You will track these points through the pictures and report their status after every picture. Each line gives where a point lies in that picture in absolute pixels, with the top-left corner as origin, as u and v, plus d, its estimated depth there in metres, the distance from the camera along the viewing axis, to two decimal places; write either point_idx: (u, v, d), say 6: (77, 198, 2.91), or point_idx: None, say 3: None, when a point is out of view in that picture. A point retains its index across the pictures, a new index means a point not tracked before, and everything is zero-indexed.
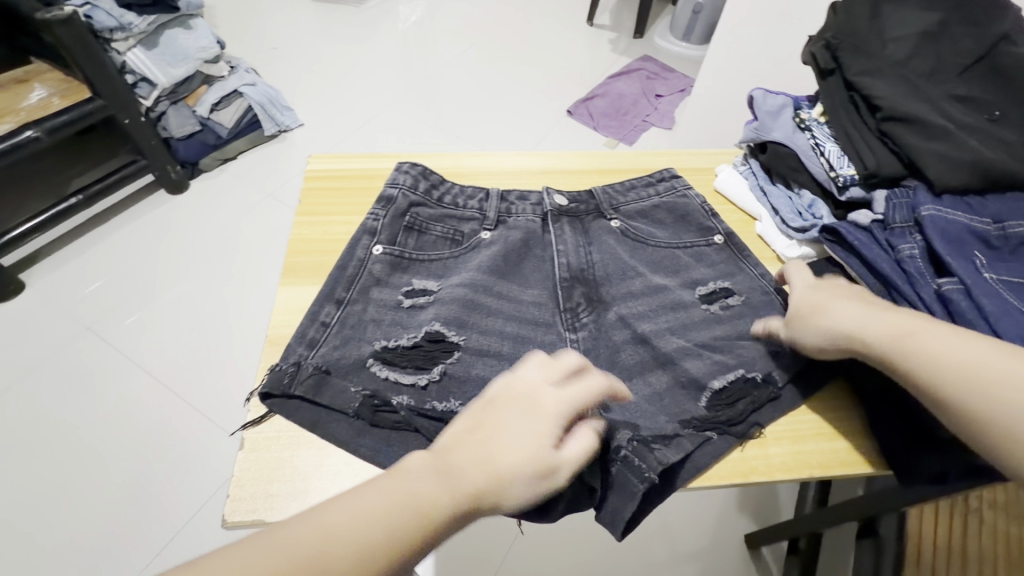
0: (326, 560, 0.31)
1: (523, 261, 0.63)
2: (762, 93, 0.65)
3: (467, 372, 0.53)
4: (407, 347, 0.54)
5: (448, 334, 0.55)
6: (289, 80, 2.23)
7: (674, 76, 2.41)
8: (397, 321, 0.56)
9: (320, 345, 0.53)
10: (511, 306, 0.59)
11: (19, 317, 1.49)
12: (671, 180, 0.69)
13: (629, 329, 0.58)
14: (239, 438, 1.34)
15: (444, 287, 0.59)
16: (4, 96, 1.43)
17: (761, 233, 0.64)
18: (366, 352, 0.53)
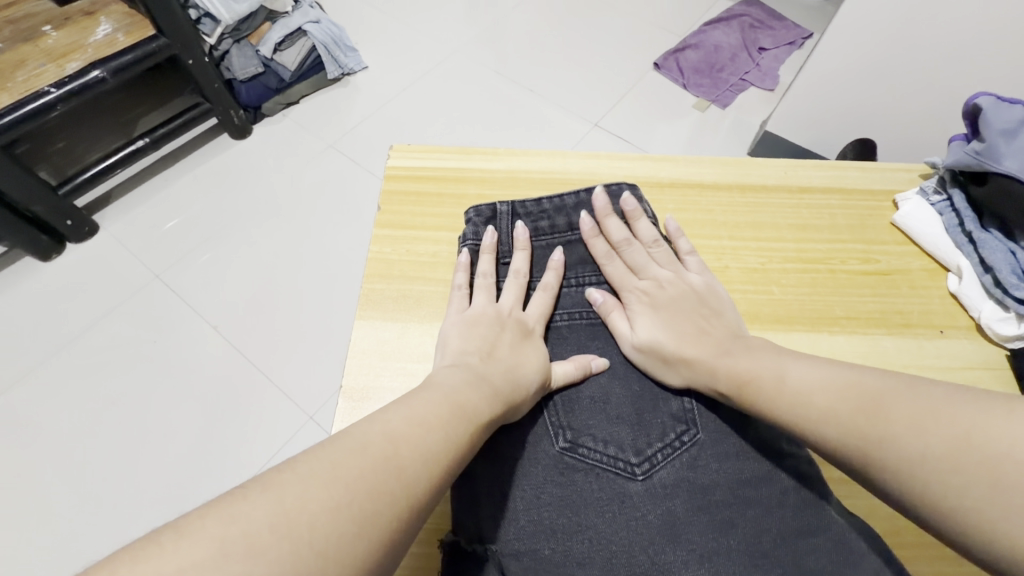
0: (301, 525, 0.29)
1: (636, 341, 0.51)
2: (995, 100, 0.48)
3: (647, 511, 0.44)
4: (578, 495, 0.45)
5: (620, 469, 0.46)
6: (353, 17, 2.07)
7: (782, 24, 2.08)
8: (550, 469, 0.46)
9: (492, 524, 0.45)
10: (648, 406, 0.49)
11: (96, 259, 1.53)
12: (508, 215, 0.54)
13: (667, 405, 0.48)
14: (297, 400, 1.35)
15: (576, 412, 0.48)
16: (71, 30, 1.37)
17: (955, 291, 0.49)
18: (534, 500, 0.45)
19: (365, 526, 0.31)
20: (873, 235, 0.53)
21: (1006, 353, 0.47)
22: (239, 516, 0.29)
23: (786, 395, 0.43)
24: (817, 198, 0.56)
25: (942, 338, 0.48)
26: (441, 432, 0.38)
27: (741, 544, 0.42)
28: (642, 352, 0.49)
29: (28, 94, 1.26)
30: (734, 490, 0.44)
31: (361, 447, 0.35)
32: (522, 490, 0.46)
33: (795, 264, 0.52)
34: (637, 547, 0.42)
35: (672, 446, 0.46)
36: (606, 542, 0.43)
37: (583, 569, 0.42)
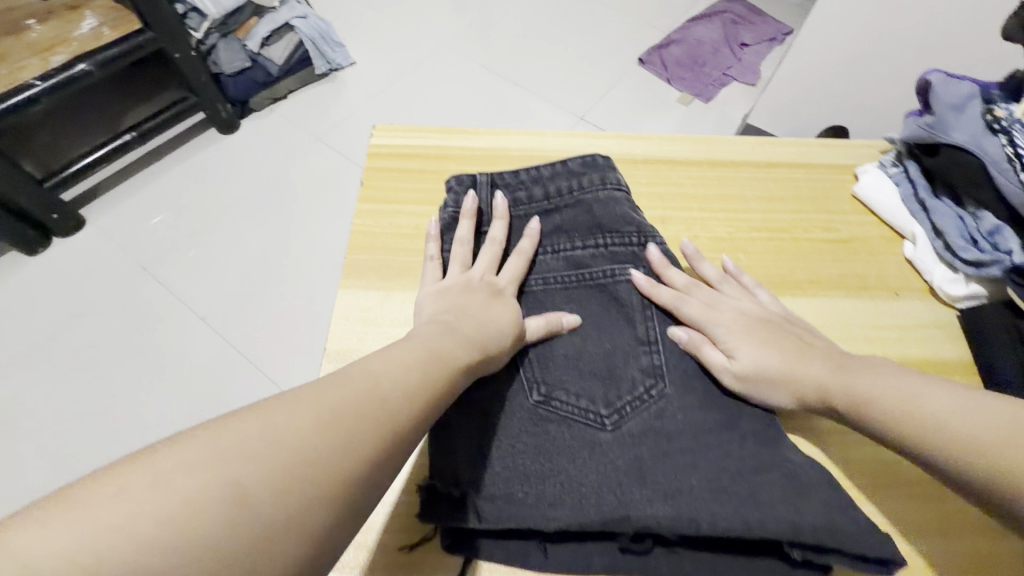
0: (288, 455, 0.31)
1: (609, 300, 0.52)
2: (943, 75, 0.50)
3: (616, 456, 0.45)
4: (551, 443, 0.46)
5: (591, 420, 0.47)
6: (340, 13, 2.08)
7: (763, 21, 2.12)
8: (524, 420, 0.47)
9: (466, 469, 0.45)
10: (618, 360, 0.50)
11: (82, 253, 1.53)
12: (487, 182, 0.56)
13: (637, 359, 0.50)
14: (286, 391, 1.36)
15: (550, 366, 0.50)
16: (55, 23, 1.36)
17: (911, 258, 0.52)
18: (507, 448, 0.46)
19: (347, 457, 0.33)
20: (835, 206, 0.57)
21: (958, 313, 0.50)
22: (221, 448, 0.30)
23: (912, 419, 0.41)
24: (783, 171, 0.59)
25: (898, 301, 0.51)
26: (420, 377, 0.39)
27: (705, 482, 0.43)
28: (741, 378, 0.46)
29: (12, 87, 1.25)
30: (701, 437, 0.46)
31: (339, 390, 0.35)
32: (497, 438, 0.46)
33: (761, 233, 0.55)
34: (607, 490, 0.44)
35: (641, 398, 0.48)
36: (577, 485, 0.44)
37: (555, 509, 0.43)
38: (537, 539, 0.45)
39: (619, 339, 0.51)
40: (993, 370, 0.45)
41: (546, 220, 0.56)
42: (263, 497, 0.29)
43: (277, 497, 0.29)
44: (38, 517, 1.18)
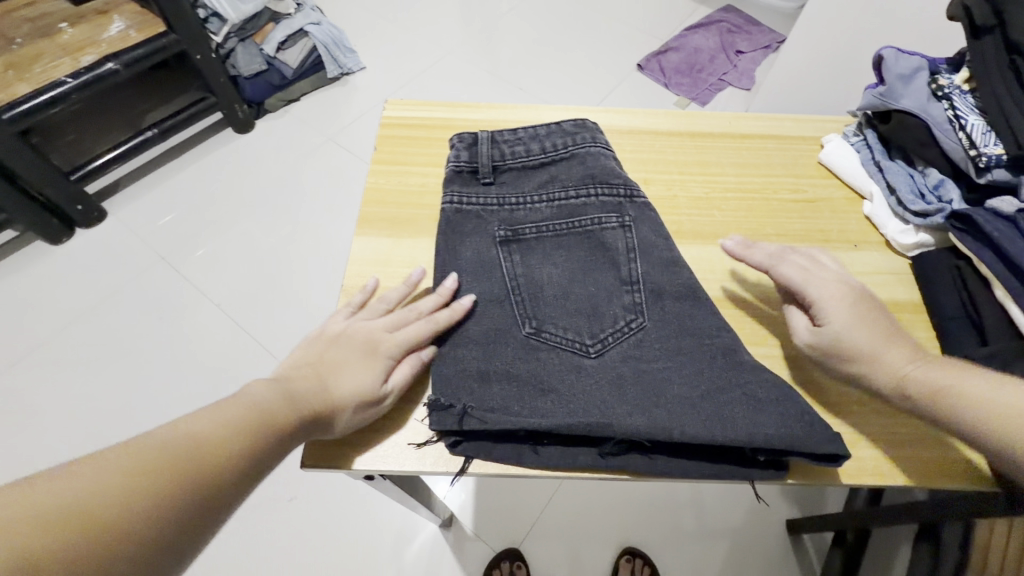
0: (78, 516, 0.32)
1: (595, 242, 0.59)
2: (895, 52, 0.61)
3: (599, 377, 0.52)
4: (540, 368, 0.52)
5: (578, 348, 0.53)
6: (352, 20, 2.18)
7: (758, 30, 2.20)
8: (516, 349, 0.53)
9: (466, 385, 0.51)
10: (601, 296, 0.56)
11: (104, 243, 1.60)
12: (488, 139, 0.64)
13: (619, 296, 0.56)
14: None
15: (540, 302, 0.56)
16: (86, 26, 1.44)
17: (868, 214, 0.62)
18: (500, 371, 0.52)
19: (143, 510, 0.34)
20: (804, 170, 0.67)
21: (908, 260, 0.60)
22: (83, 476, 0.34)
23: (999, 415, 0.43)
24: (755, 142, 0.68)
25: (858, 251, 0.61)
26: (252, 428, 0.41)
27: (679, 398, 0.49)
28: (820, 339, 0.50)
29: (45, 84, 1.32)
30: (679, 361, 0.52)
31: (193, 429, 0.39)
32: (501, 361, 0.53)
33: (735, 194, 0.64)
34: (594, 400, 0.50)
35: (621, 331, 0.54)
36: (566, 401, 0.50)
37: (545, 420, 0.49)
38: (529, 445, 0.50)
39: (605, 284, 0.57)
40: (937, 305, 0.55)
41: (541, 177, 0.62)
42: (115, 517, 0.33)
43: (121, 522, 0.33)
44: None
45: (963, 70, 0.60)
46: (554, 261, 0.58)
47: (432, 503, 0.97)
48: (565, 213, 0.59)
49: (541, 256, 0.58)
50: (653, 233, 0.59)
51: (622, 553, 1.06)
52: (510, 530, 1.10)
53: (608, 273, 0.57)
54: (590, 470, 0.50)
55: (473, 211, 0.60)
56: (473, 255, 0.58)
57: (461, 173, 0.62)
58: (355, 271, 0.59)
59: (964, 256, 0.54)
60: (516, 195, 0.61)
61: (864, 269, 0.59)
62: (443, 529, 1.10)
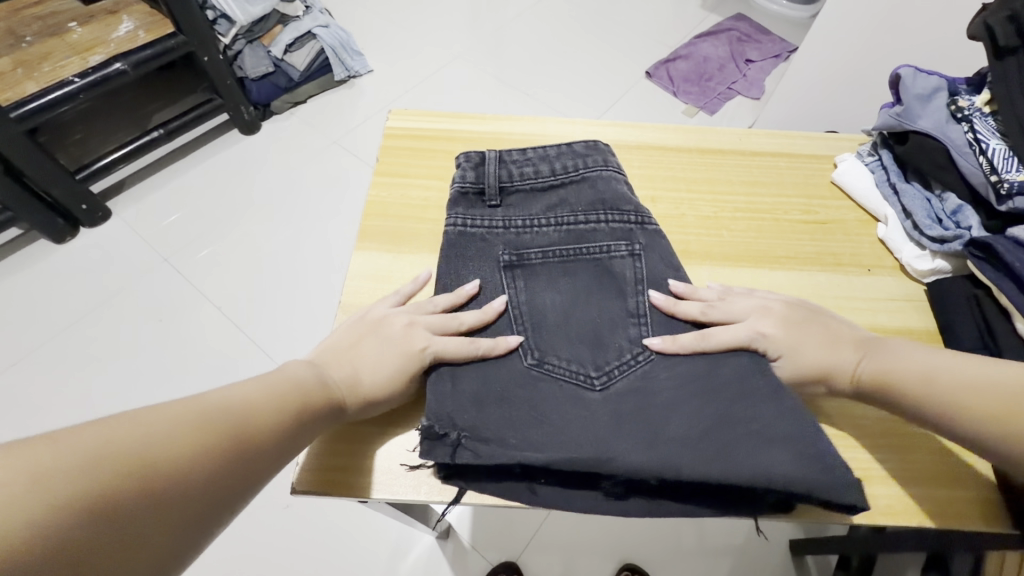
0: (141, 464, 0.33)
1: (602, 268, 0.57)
2: (913, 71, 0.60)
3: (600, 410, 0.50)
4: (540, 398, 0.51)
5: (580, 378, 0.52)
6: (361, 24, 2.18)
7: (768, 39, 2.18)
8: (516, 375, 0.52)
9: (463, 411, 0.49)
10: (606, 325, 0.55)
11: (108, 243, 1.59)
12: (496, 157, 0.62)
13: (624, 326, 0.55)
14: None
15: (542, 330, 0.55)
16: (95, 26, 1.44)
17: (883, 237, 0.61)
18: (497, 398, 0.51)
19: (202, 465, 0.36)
20: (815, 189, 0.66)
21: (924, 286, 0.59)
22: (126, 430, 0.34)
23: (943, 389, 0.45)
24: (767, 160, 0.67)
25: (869, 276, 0.59)
26: (289, 404, 0.44)
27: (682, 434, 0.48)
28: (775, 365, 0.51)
29: (53, 84, 1.31)
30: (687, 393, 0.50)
31: (222, 403, 0.40)
32: (498, 395, 0.51)
33: (744, 214, 0.62)
34: (595, 435, 0.48)
35: (628, 363, 0.53)
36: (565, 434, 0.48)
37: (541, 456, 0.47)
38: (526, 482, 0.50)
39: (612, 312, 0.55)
40: (955, 336, 0.53)
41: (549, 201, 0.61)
42: (173, 471, 0.35)
43: (166, 484, 0.34)
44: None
45: (984, 92, 0.58)
46: (557, 288, 0.57)
47: (429, 515, 0.96)
48: (572, 239, 0.58)
49: (546, 279, 0.57)
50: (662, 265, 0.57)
51: (621, 570, 1.04)
52: (507, 544, 1.09)
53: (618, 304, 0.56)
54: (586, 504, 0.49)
55: (478, 232, 0.58)
56: (478, 275, 0.57)
57: (467, 194, 0.60)
58: (353, 288, 0.59)
59: (982, 285, 0.53)
60: (523, 218, 0.60)
61: (874, 296, 0.58)
62: (439, 542, 1.08)
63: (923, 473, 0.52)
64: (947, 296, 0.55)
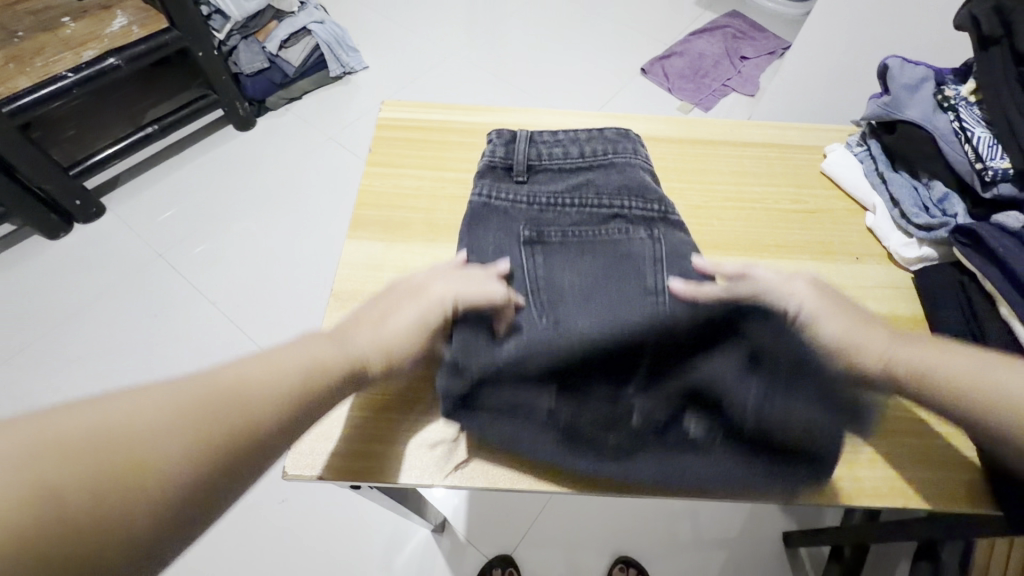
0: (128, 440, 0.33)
1: (617, 193, 0.61)
2: (901, 62, 0.62)
3: (596, 237, 0.58)
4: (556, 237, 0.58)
5: (586, 234, 0.58)
6: (356, 20, 2.17)
7: (763, 36, 2.19)
8: (529, 218, 0.59)
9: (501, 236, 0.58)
10: (619, 238, 0.57)
11: (100, 238, 1.56)
12: (517, 133, 0.66)
13: (640, 229, 0.58)
14: None
15: (553, 232, 0.58)
16: (88, 20, 1.43)
17: (872, 226, 0.63)
18: (519, 229, 0.58)
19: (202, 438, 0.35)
20: (804, 179, 0.68)
21: (911, 275, 0.60)
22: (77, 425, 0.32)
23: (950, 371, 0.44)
24: (757, 150, 0.71)
25: (855, 264, 0.62)
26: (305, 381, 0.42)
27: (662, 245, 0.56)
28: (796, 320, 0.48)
29: (45, 79, 1.31)
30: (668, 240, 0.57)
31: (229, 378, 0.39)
32: (488, 231, 0.58)
33: (733, 203, 0.66)
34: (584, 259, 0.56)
35: (647, 225, 0.58)
36: (574, 272, 0.56)
37: (551, 254, 0.57)
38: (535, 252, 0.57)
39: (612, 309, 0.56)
40: (941, 321, 0.55)
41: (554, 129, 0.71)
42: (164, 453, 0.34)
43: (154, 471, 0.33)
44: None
45: (970, 82, 0.59)
46: (575, 266, 0.56)
47: (423, 510, 0.96)
48: (575, 189, 0.62)
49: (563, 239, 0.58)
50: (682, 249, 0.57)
51: (616, 562, 1.05)
52: (503, 537, 1.09)
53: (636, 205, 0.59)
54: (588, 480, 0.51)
55: (500, 174, 0.63)
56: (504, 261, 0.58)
57: (495, 168, 0.63)
58: (344, 274, 0.61)
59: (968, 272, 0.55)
60: (543, 196, 0.61)
61: (849, 284, 0.60)
62: (435, 536, 1.08)
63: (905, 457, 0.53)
64: (944, 284, 0.56)
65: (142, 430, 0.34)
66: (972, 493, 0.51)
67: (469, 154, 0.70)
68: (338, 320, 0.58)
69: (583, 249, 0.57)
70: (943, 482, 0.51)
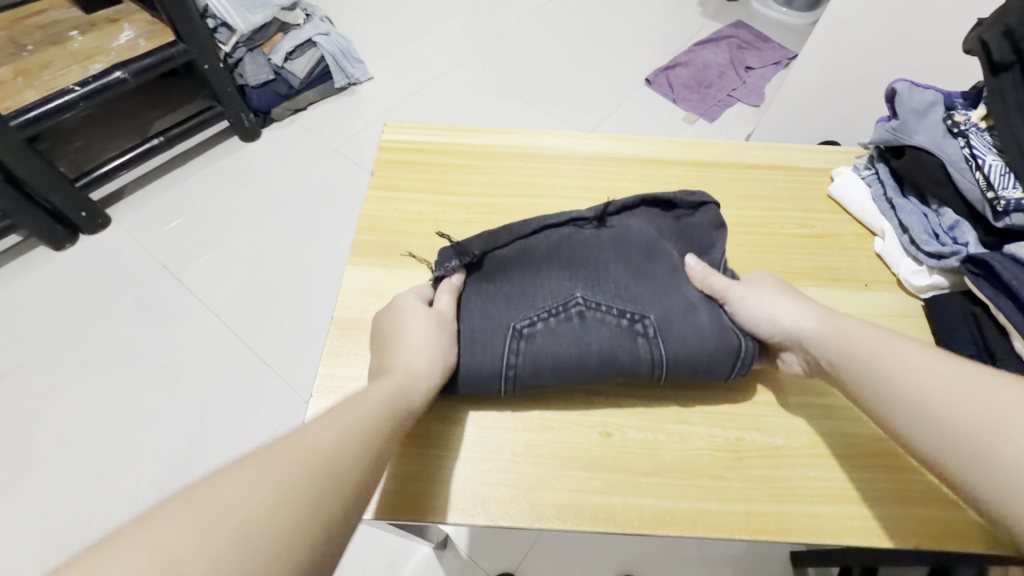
0: (244, 522, 0.34)
1: (611, 257, 0.60)
2: (909, 86, 0.61)
3: (598, 306, 0.57)
4: (552, 314, 0.57)
5: (589, 305, 0.57)
6: (362, 32, 2.19)
7: (768, 46, 2.18)
8: (521, 297, 0.58)
9: (499, 321, 0.57)
10: (620, 305, 0.57)
11: (105, 249, 1.57)
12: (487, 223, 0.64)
13: (647, 298, 0.58)
14: (304, 398, 1.32)
15: (548, 306, 0.57)
16: (96, 34, 1.44)
17: (881, 252, 0.63)
18: (512, 320, 0.57)
19: (319, 511, 0.37)
20: (811, 203, 0.68)
21: (922, 302, 0.60)
22: (200, 513, 0.34)
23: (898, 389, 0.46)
24: (763, 172, 0.70)
25: (864, 292, 0.61)
26: (382, 423, 0.45)
27: (669, 304, 0.57)
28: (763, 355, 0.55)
29: (52, 92, 1.32)
30: (677, 301, 0.58)
31: (319, 444, 0.41)
32: (490, 314, 0.58)
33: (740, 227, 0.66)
34: (591, 330, 0.56)
35: (653, 294, 0.58)
36: (577, 346, 0.55)
37: (549, 333, 0.56)
38: (530, 332, 0.56)
39: (608, 325, 0.56)
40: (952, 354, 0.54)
41: (557, 159, 0.71)
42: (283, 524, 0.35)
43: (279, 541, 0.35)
44: (39, 512, 1.15)
45: (981, 107, 0.59)
46: (574, 338, 0.55)
47: (423, 529, 0.95)
48: (568, 258, 0.60)
49: (554, 271, 0.60)
50: (694, 305, 0.58)
51: None
52: (506, 554, 1.08)
53: (636, 230, 0.62)
54: (589, 519, 0.51)
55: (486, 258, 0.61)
56: (499, 304, 0.58)
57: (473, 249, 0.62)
58: (346, 300, 0.61)
59: (980, 303, 0.54)
60: (533, 270, 0.60)
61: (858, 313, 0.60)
62: (438, 552, 1.08)
63: (921, 495, 0.52)
64: (958, 313, 0.55)
65: (254, 502, 0.35)
66: (989, 535, 0.51)
67: (472, 177, 0.70)
68: (339, 350, 0.57)
69: (585, 326, 0.56)
70: (960, 523, 0.51)
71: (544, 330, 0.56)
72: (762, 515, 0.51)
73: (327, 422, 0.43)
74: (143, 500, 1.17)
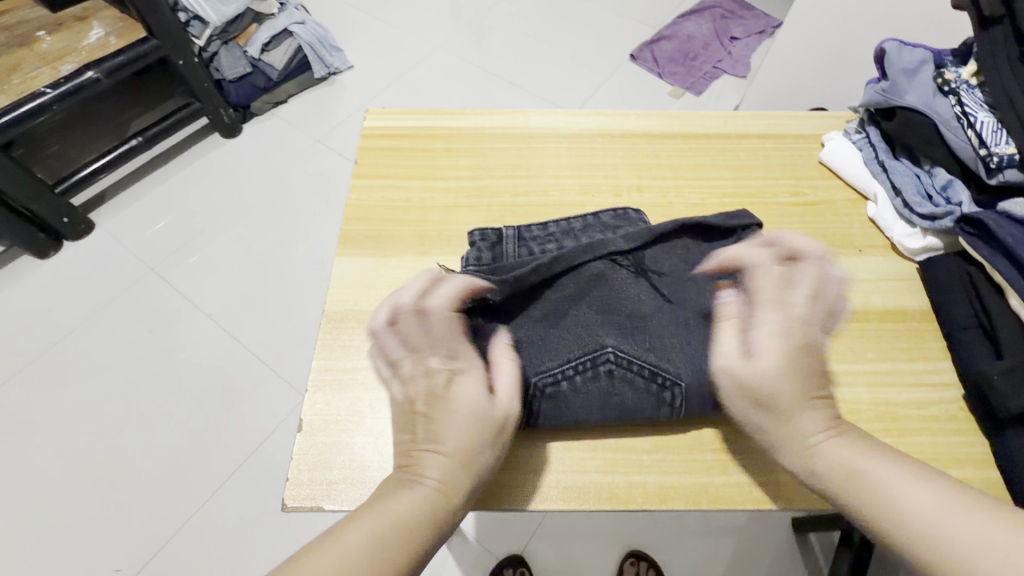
0: None
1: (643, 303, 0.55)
2: (898, 45, 0.61)
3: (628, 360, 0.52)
4: (576, 365, 0.52)
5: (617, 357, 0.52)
6: (339, 19, 2.13)
7: (752, 15, 2.15)
8: (542, 343, 0.53)
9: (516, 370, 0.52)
10: (652, 358, 0.52)
11: (91, 254, 1.54)
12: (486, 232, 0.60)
13: (682, 351, 0.52)
14: (300, 395, 1.32)
15: (571, 358, 0.52)
16: (65, 33, 1.39)
17: (874, 216, 0.62)
18: (532, 371, 0.52)
19: None
20: (804, 171, 0.67)
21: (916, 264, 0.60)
22: None
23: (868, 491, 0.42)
24: (753, 142, 0.69)
25: (859, 258, 0.61)
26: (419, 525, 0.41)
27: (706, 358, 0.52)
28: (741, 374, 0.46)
29: (23, 96, 1.28)
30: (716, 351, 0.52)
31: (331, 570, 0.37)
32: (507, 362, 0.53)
33: (731, 198, 0.65)
34: (616, 384, 0.52)
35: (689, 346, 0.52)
36: (601, 401, 0.52)
37: (570, 388, 0.52)
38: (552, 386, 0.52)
39: (636, 385, 0.52)
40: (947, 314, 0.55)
41: (545, 138, 0.70)
42: None
43: None
44: (44, 519, 1.15)
45: (970, 64, 0.58)
46: (598, 393, 0.52)
47: None
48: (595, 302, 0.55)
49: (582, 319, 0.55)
50: None
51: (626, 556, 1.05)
52: (512, 535, 1.09)
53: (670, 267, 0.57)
54: (594, 499, 0.51)
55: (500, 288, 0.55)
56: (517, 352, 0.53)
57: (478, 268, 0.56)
58: (337, 291, 0.60)
59: (975, 263, 0.54)
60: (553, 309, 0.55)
61: (852, 278, 0.59)
62: (444, 538, 1.09)
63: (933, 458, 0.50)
64: (955, 275, 0.55)
65: None
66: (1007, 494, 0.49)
67: (459, 161, 0.69)
68: (333, 343, 0.57)
69: (613, 382, 0.52)
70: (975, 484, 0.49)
71: (566, 383, 0.52)
72: (765, 485, 0.51)
73: (349, 536, 0.39)
74: (148, 502, 1.17)
